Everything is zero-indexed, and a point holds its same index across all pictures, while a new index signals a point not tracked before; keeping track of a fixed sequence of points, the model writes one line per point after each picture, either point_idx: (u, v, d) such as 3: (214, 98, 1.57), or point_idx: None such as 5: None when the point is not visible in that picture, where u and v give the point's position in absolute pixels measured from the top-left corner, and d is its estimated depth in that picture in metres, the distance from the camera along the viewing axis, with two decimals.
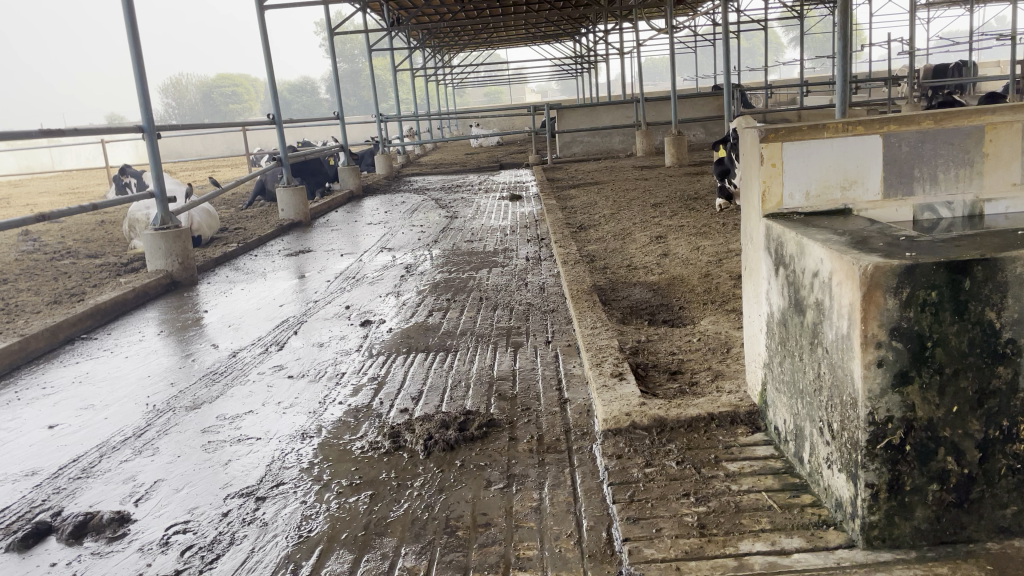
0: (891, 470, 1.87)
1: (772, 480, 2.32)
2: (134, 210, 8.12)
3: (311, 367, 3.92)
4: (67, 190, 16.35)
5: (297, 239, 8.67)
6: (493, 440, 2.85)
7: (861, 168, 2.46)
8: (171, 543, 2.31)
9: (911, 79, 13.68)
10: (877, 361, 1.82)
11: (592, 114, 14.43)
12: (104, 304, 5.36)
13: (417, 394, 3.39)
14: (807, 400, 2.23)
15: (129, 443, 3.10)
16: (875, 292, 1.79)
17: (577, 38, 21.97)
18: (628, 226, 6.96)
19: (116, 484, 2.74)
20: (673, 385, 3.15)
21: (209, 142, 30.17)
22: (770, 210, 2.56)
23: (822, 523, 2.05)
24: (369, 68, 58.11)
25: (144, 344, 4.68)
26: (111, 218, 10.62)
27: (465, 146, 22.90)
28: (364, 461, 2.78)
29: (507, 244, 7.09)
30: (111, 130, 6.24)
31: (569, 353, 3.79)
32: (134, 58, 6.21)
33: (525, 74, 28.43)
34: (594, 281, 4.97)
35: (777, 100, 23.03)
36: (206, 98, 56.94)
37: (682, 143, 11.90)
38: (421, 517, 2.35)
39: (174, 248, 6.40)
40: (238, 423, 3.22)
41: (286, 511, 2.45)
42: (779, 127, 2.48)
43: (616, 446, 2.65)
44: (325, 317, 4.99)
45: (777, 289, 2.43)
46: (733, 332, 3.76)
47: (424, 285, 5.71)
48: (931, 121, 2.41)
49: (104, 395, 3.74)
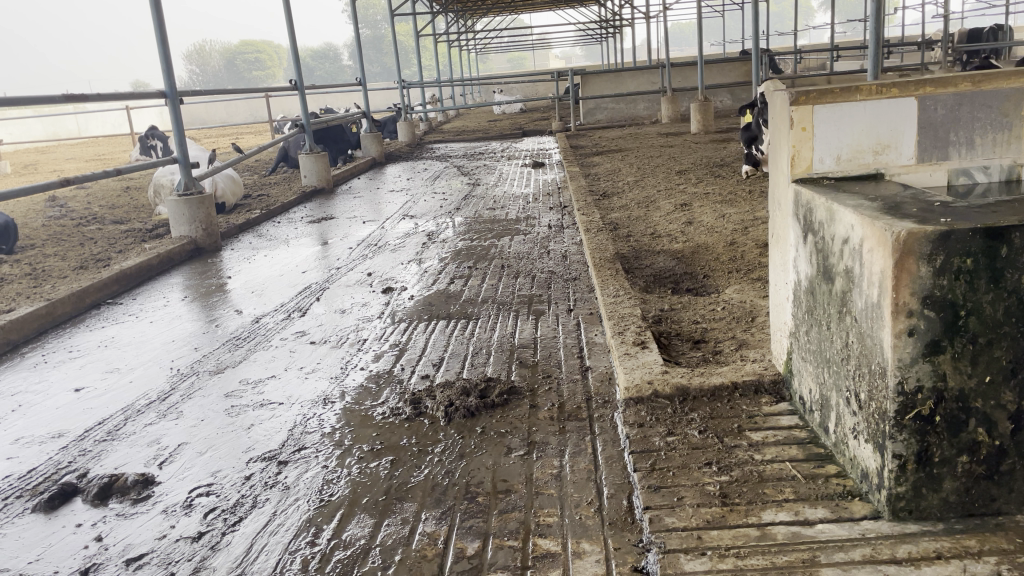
0: (919, 440, 1.83)
1: (796, 450, 2.29)
2: (159, 175, 8.16)
3: (333, 333, 3.92)
4: (93, 156, 16.50)
5: (320, 206, 8.67)
6: (514, 407, 2.84)
7: (895, 132, 2.39)
8: (194, 506, 2.33)
9: (945, 44, 13.30)
10: (908, 330, 1.77)
11: (617, 81, 14.22)
12: (128, 269, 5.40)
13: (438, 361, 3.38)
14: (834, 369, 2.18)
15: (153, 406, 3.13)
16: (908, 259, 1.74)
17: (602, 3, 21.59)
18: (652, 194, 6.87)
19: (140, 447, 2.77)
20: (696, 354, 3.12)
21: (233, 109, 30.22)
22: (799, 175, 2.50)
23: (847, 494, 2.02)
24: (392, 35, 57.78)
25: (169, 309, 4.72)
26: (136, 184, 10.69)
27: (487, 113, 22.72)
28: (386, 426, 2.78)
29: (530, 211, 7.04)
30: (135, 96, 6.23)
31: (591, 320, 3.76)
32: (157, 24, 6.18)
33: (548, 40, 28.11)
34: (617, 249, 4.93)
35: (806, 65, 22.55)
36: (229, 64, 56.88)
37: (708, 110, 11.69)
38: (442, 483, 2.35)
39: (198, 214, 6.43)
40: (261, 387, 3.24)
41: (308, 476, 2.46)
42: (810, 89, 2.41)
43: (638, 414, 2.63)
44: (348, 283, 5.00)
45: (805, 256, 2.38)
46: (759, 301, 3.70)
47: (446, 252, 5.70)
48: (968, 83, 2.33)
49: (129, 359, 3.78)
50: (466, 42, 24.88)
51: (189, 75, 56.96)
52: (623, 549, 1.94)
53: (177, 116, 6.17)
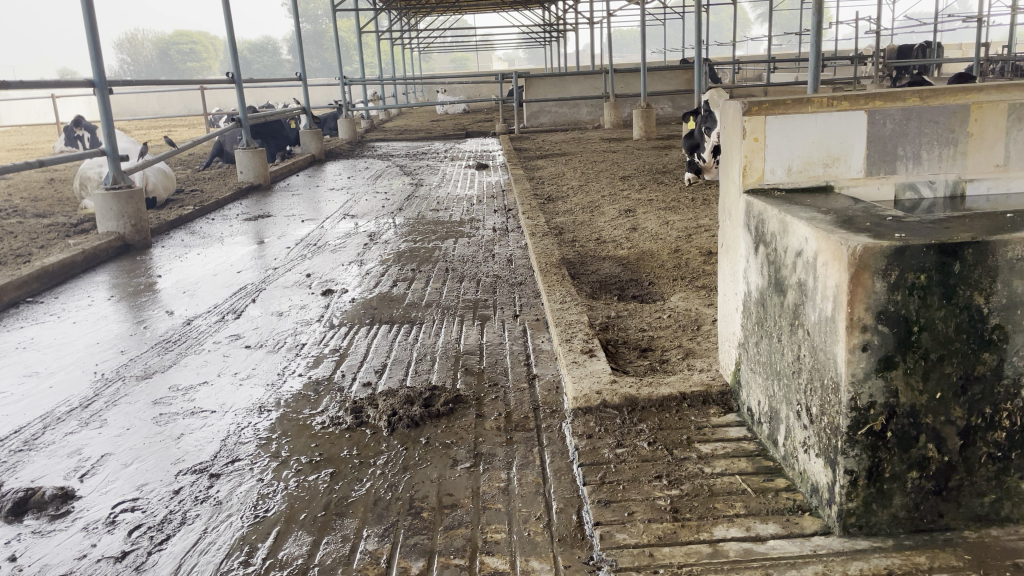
0: (871, 456, 1.82)
1: (745, 463, 2.27)
2: (85, 168, 7.81)
3: (269, 337, 3.77)
4: (14, 146, 15.77)
5: (256, 203, 8.43)
6: (459, 417, 2.76)
7: (845, 144, 2.39)
8: (118, 522, 2.18)
9: (877, 60, 13.71)
10: (862, 345, 1.76)
11: (560, 84, 14.26)
12: (50, 266, 5.13)
13: (381, 367, 3.28)
14: (785, 381, 2.17)
15: (74, 414, 2.95)
16: (864, 273, 1.73)
17: (546, 7, 21.64)
18: (597, 199, 6.89)
19: (59, 458, 2.59)
20: (643, 363, 3.09)
21: (166, 101, 29.46)
22: (751, 185, 2.47)
23: (798, 509, 2.01)
24: (333, 30, 56.99)
25: (94, 309, 4.49)
26: (61, 177, 10.23)
27: (431, 112, 22.54)
28: (325, 437, 2.66)
29: (474, 214, 6.96)
30: (61, 85, 5.91)
31: (538, 327, 3.71)
32: (85, 9, 5.89)
33: (492, 42, 28.02)
34: (562, 254, 4.89)
35: (743, 76, 23.01)
36: (163, 54, 55.21)
37: (651, 117, 11.79)
38: (384, 497, 2.26)
39: (127, 209, 6.15)
40: (192, 394, 3.08)
41: (241, 490, 2.33)
42: (762, 100, 2.39)
43: (587, 425, 2.58)
44: (286, 285, 4.84)
45: (756, 268, 2.37)
46: (704, 309, 3.70)
47: (388, 254, 5.58)
48: (916, 98, 2.35)
49: (50, 362, 3.56)
50: (410, 41, 24.63)
51: (121, 64, 55.21)
52: (573, 566, 1.88)
53: (106, 106, 5.88)
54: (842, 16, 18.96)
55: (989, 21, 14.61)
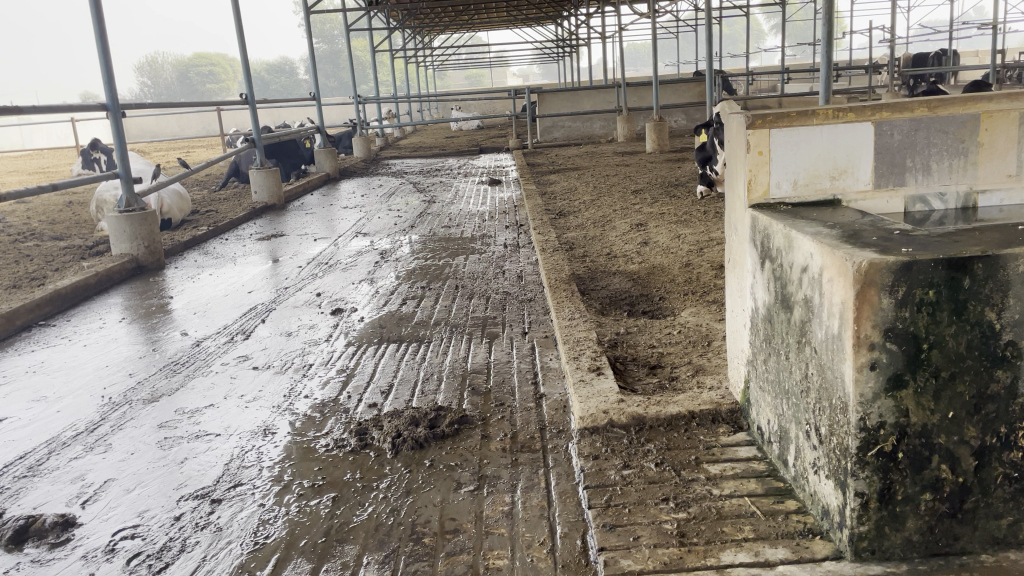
0: (882, 478, 1.76)
1: (755, 484, 2.21)
2: (101, 191, 7.88)
3: (277, 358, 3.76)
4: (36, 169, 16.00)
5: (270, 222, 8.47)
6: (465, 438, 2.72)
7: (852, 157, 2.34)
8: (118, 550, 2.16)
9: (892, 68, 13.59)
10: (870, 364, 1.71)
11: (573, 99, 14.25)
12: (63, 289, 5.16)
13: (387, 388, 3.25)
14: (793, 400, 2.11)
15: (80, 438, 2.94)
16: (869, 290, 1.68)
17: (559, 22, 21.69)
18: (608, 213, 6.85)
19: (63, 484, 2.58)
20: (652, 380, 3.04)
21: (185, 123, 29.85)
22: (756, 200, 2.42)
23: (808, 532, 1.95)
24: (349, 50, 57.53)
25: (105, 332, 4.49)
26: (79, 199, 10.34)
27: (446, 129, 22.65)
28: (329, 460, 2.63)
29: (485, 230, 6.95)
30: (75, 109, 5.96)
31: (546, 344, 3.67)
32: (98, 34, 5.96)
33: (506, 58, 28.12)
34: (572, 269, 4.86)
35: (758, 87, 22.90)
36: (182, 77, 55.97)
37: (664, 129, 11.73)
38: (386, 523, 2.22)
39: (140, 231, 6.19)
40: (197, 417, 3.07)
41: (242, 516, 2.30)
42: (767, 112, 2.34)
43: (593, 445, 2.53)
44: (295, 304, 4.83)
45: (763, 283, 2.32)
46: (715, 325, 3.65)
47: (399, 271, 5.56)
48: (924, 108, 2.30)
49: (58, 386, 3.56)
50: (424, 58, 24.76)
51: (141, 87, 56.11)
52: None
53: (119, 130, 5.93)
54: (857, 26, 18.85)
55: (1005, 28, 14.44)
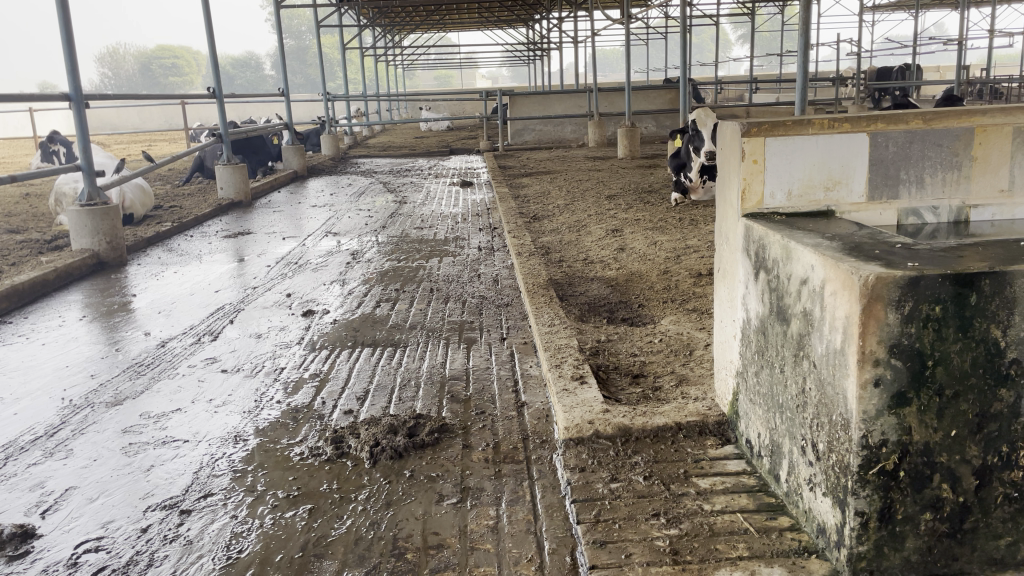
0: (883, 497, 1.72)
1: (746, 500, 2.16)
2: (61, 183, 7.63)
3: (247, 361, 3.63)
4: None
5: (236, 220, 8.28)
6: (445, 448, 2.64)
7: (846, 168, 2.32)
8: (80, 564, 2.04)
9: (858, 82, 13.78)
10: (874, 381, 1.67)
11: (544, 103, 14.24)
12: (21, 285, 4.96)
13: (363, 394, 3.15)
14: (788, 415, 2.08)
15: (39, 443, 2.79)
16: (876, 305, 1.64)
17: (530, 26, 21.66)
18: (583, 218, 6.80)
19: (21, 492, 2.44)
20: (636, 390, 2.99)
21: (147, 116, 29.29)
22: (749, 210, 2.38)
23: (804, 551, 1.91)
24: (317, 46, 56.94)
25: (65, 330, 4.32)
26: (36, 192, 10.02)
27: (415, 129, 22.49)
28: (304, 469, 2.53)
29: (458, 232, 6.86)
30: (35, 98, 5.74)
31: (525, 351, 3.60)
32: (62, 22, 5.76)
33: (477, 60, 28.00)
34: (550, 274, 4.80)
35: (726, 96, 23.12)
36: (145, 69, 54.86)
37: (635, 135, 11.74)
38: (366, 537, 2.13)
39: (102, 226, 5.99)
40: (164, 422, 2.94)
41: (213, 528, 2.19)
42: (762, 121, 2.31)
43: (579, 457, 2.47)
44: (264, 305, 4.70)
45: (756, 294, 2.28)
46: (695, 334, 3.61)
47: (371, 273, 5.45)
48: (920, 120, 2.29)
49: (15, 386, 3.40)
50: (393, 57, 24.56)
51: (104, 79, 55.04)
52: None
53: (82, 120, 5.72)
54: (824, 38, 19.10)
55: (968, 45, 14.73)
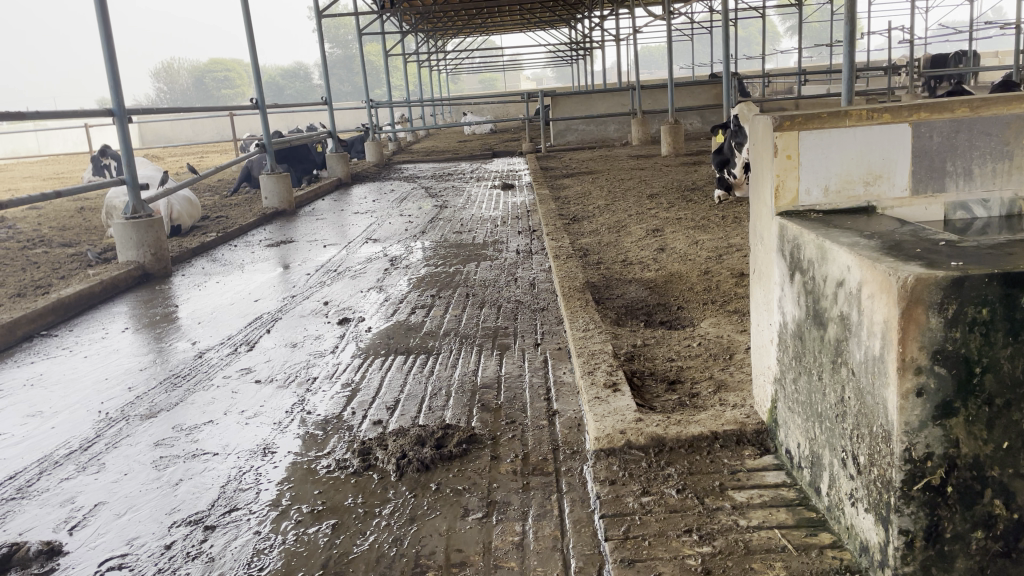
0: (929, 514, 1.59)
1: (784, 514, 2.05)
2: (111, 198, 7.81)
3: (281, 371, 3.63)
4: (51, 174, 16.07)
5: (280, 228, 8.37)
6: (473, 459, 2.57)
7: (887, 161, 2.18)
8: None
9: (912, 69, 13.32)
10: (916, 390, 1.55)
11: (586, 103, 14.10)
12: (67, 298, 5.07)
13: (393, 403, 3.11)
14: (827, 425, 1.96)
15: (73, 457, 2.82)
16: (916, 309, 1.52)
17: (572, 25, 21.43)
18: (624, 218, 6.69)
19: (52, 507, 2.46)
20: (672, 397, 2.88)
21: (200, 128, 29.98)
22: (784, 207, 2.26)
23: (844, 571, 1.79)
24: (363, 54, 57.65)
25: (107, 342, 4.39)
26: (90, 206, 10.28)
27: (459, 133, 22.55)
28: (330, 483, 2.49)
29: (498, 235, 6.81)
30: (80, 114, 5.86)
31: (560, 357, 3.51)
32: (104, 38, 5.87)
33: (521, 61, 27.94)
34: (588, 277, 4.70)
35: (775, 89, 22.62)
36: (199, 83, 56.30)
37: (679, 132, 11.53)
38: (388, 554, 2.08)
39: (146, 238, 6.08)
40: (195, 435, 2.94)
41: (236, 544, 2.17)
42: (795, 114, 2.19)
43: (610, 469, 2.37)
44: (301, 313, 4.70)
45: (792, 296, 2.16)
46: (736, 336, 3.48)
47: (410, 279, 5.43)
48: (966, 108, 2.14)
49: (56, 399, 3.45)
50: (436, 62, 24.61)
51: (159, 93, 56.66)
52: None
53: (125, 135, 5.82)
54: (875, 26, 18.55)
55: None
